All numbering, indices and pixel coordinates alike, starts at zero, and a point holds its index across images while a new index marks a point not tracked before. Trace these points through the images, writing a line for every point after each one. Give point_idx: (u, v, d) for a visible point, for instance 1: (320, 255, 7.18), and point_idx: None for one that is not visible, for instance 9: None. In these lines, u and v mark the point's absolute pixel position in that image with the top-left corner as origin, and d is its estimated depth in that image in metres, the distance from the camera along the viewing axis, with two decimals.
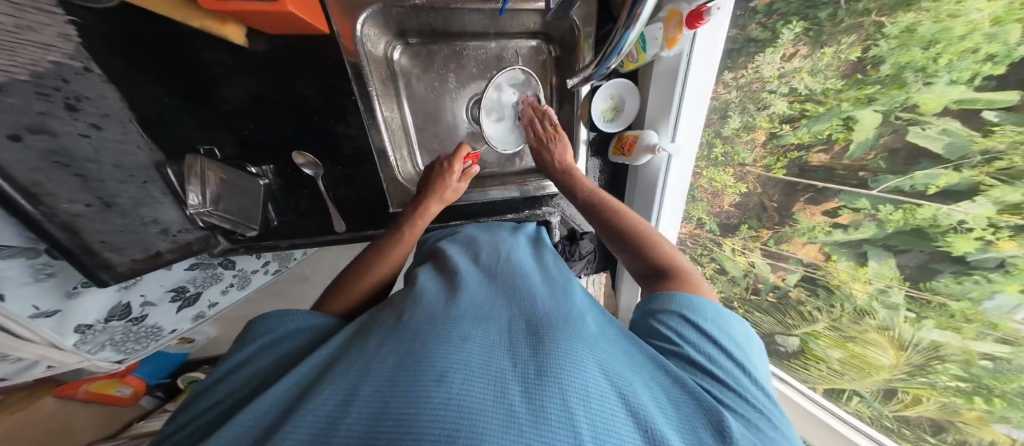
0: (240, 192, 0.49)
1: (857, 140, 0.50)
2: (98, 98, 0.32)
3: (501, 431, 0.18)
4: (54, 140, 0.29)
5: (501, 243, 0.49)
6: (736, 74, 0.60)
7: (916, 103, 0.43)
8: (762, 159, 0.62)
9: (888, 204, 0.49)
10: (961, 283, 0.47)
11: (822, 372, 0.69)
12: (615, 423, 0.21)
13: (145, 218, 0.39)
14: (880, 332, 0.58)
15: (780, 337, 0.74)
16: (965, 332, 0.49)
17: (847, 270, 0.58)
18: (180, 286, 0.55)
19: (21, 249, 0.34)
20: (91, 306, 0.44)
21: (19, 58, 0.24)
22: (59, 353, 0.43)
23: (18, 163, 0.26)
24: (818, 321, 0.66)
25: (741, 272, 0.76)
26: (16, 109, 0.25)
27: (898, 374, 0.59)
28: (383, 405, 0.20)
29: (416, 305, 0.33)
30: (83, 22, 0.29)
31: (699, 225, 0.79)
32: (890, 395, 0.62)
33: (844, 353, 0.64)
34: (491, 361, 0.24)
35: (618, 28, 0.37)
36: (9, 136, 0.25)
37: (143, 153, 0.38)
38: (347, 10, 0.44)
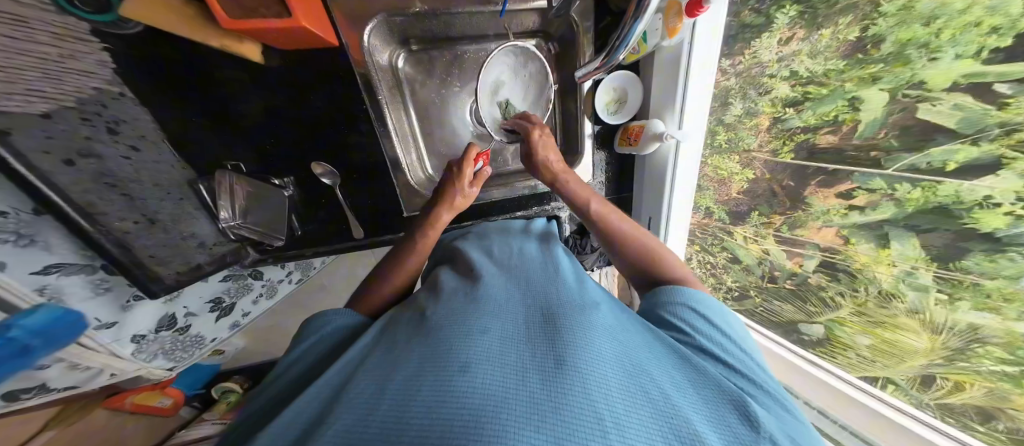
0: (266, 204, 0.52)
1: (865, 120, 0.47)
2: (132, 120, 0.36)
3: (527, 419, 0.20)
4: (101, 163, 0.33)
5: (513, 242, 0.51)
6: (733, 61, 0.60)
7: (922, 80, 0.41)
8: (768, 144, 0.60)
9: (905, 183, 0.46)
10: (993, 259, 0.41)
11: (850, 360, 0.61)
12: (635, 411, 0.22)
13: (184, 234, 0.43)
14: (911, 317, 0.51)
15: (802, 326, 0.67)
16: (1004, 313, 0.43)
17: (869, 253, 0.53)
18: (217, 297, 0.59)
19: (80, 266, 0.38)
20: (143, 317, 0.48)
21: (64, 85, 0.29)
22: (117, 361, 0.47)
23: (72, 185, 0.30)
24: (841, 307, 0.60)
25: (755, 260, 0.71)
26: (65, 134, 0.30)
27: (936, 359, 0.51)
28: (414, 394, 0.22)
29: (435, 303, 0.35)
30: (112, 47, 0.33)
31: (707, 215, 0.78)
32: (928, 380, 0.53)
33: (874, 340, 0.57)
34: (511, 354, 0.26)
35: (628, 19, 0.39)
36: (63, 161, 0.29)
37: (176, 171, 0.43)
38: (353, 21, 0.47)
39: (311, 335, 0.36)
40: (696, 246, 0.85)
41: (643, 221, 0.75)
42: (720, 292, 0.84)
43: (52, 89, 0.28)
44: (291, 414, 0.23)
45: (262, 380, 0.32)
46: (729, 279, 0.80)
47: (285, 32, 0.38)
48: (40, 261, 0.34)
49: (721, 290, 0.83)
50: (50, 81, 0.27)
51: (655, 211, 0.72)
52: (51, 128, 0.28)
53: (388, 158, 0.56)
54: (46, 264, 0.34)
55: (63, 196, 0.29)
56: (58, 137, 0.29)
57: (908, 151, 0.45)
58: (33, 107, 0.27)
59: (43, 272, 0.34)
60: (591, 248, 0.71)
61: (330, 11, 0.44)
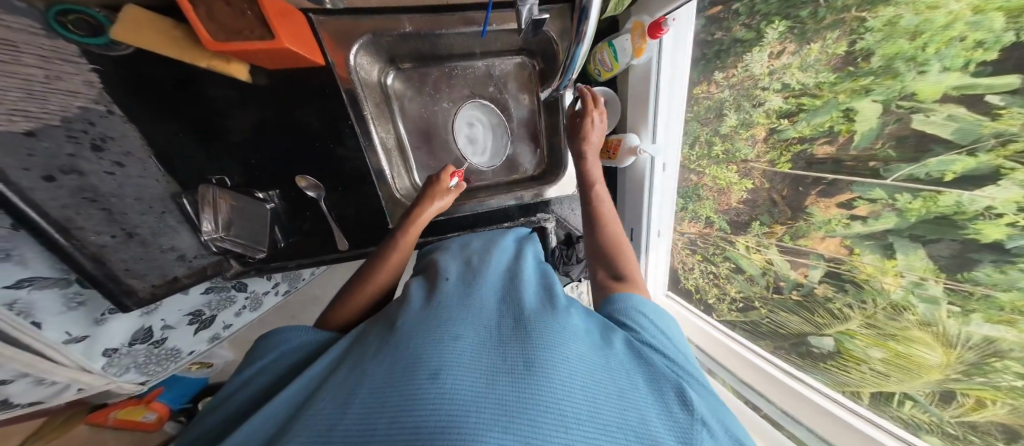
0: (249, 217, 0.51)
1: (861, 131, 0.47)
2: (120, 137, 0.37)
3: (493, 418, 0.19)
4: (83, 179, 0.33)
5: (489, 250, 0.50)
6: (725, 74, 0.62)
7: (912, 91, 0.41)
8: (766, 154, 0.60)
9: (904, 193, 0.45)
10: (1005, 272, 0.39)
11: (864, 375, 0.57)
12: (604, 409, 0.22)
13: (164, 246, 0.43)
14: (924, 329, 0.48)
15: (811, 338, 0.63)
16: (1019, 325, 0.39)
17: (874, 263, 0.51)
18: (197, 310, 0.58)
19: (53, 281, 0.38)
20: (117, 330, 0.47)
21: (51, 105, 0.29)
22: (86, 375, 0.46)
23: (51, 201, 0.30)
24: (851, 319, 0.57)
25: (759, 270, 0.69)
26: (49, 152, 0.30)
27: (953, 374, 0.47)
28: (378, 405, 0.21)
29: (408, 312, 0.34)
30: (101, 68, 0.33)
31: (708, 224, 0.77)
32: (946, 396, 0.48)
33: (887, 354, 0.53)
34: (483, 356, 0.26)
35: (570, 44, 0.40)
36: (42, 176, 0.29)
37: (160, 185, 0.44)
38: (339, 41, 0.48)
39: (280, 352, 0.35)
40: (697, 255, 0.83)
41: (625, 232, 0.75)
42: (724, 305, 0.80)
43: (38, 110, 0.28)
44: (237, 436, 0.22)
45: (218, 398, 0.31)
46: (732, 289, 0.77)
47: (267, 54, 0.38)
48: (13, 276, 0.33)
49: (725, 301, 0.80)
50: (34, 101, 0.28)
51: (636, 223, 0.71)
52: (36, 147, 0.29)
53: (374, 172, 0.56)
54: (18, 278, 0.34)
55: (41, 212, 0.29)
56: (39, 155, 0.29)
57: (907, 161, 0.44)
58: (17, 126, 0.27)
59: (15, 287, 0.34)
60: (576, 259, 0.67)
61: (318, 33, 0.45)
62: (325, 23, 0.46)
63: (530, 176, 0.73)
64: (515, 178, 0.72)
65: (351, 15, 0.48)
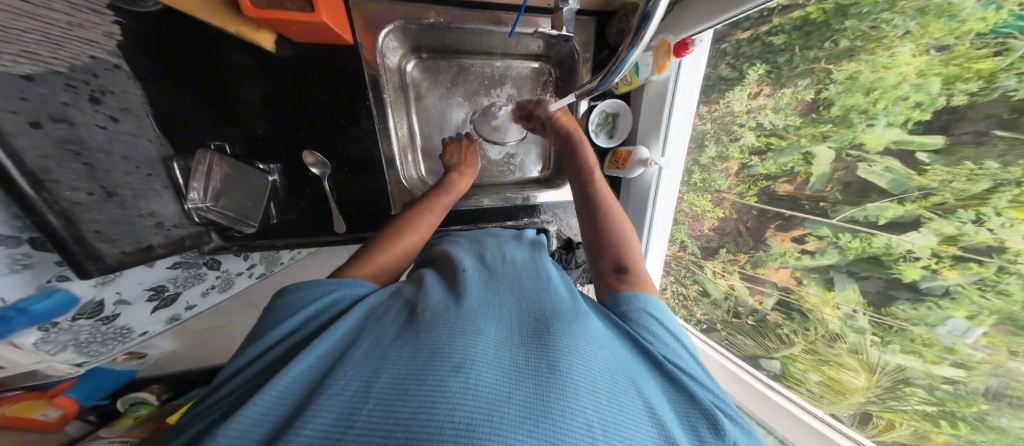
0: (243, 187, 0.48)
1: (816, 173, 0.53)
2: (121, 92, 0.34)
3: (519, 421, 0.20)
4: (73, 130, 0.30)
5: (503, 247, 0.50)
6: (709, 108, 0.67)
7: (861, 142, 0.47)
8: (737, 187, 0.65)
9: (846, 232, 0.51)
10: (916, 309, 0.47)
11: (802, 395, 0.64)
12: (626, 420, 0.23)
13: (143, 211, 0.37)
14: (853, 356, 0.56)
15: (762, 361, 0.70)
16: (926, 356, 0.48)
17: (817, 294, 0.58)
18: (160, 285, 0.51)
19: (2, 238, 0.32)
20: (62, 301, 0.40)
21: (63, 51, 0.28)
22: (12, 353, 0.37)
23: (31, 149, 0.26)
24: (796, 344, 0.64)
25: (722, 294, 0.75)
26: (43, 97, 0.27)
27: (870, 397, 0.55)
28: (402, 391, 0.21)
29: (428, 300, 0.33)
30: (123, 20, 0.33)
31: (682, 248, 0.82)
32: (864, 418, 0.56)
33: (822, 377, 0.60)
34: (505, 355, 0.26)
35: (623, 48, 0.39)
36: (30, 122, 0.26)
37: (154, 146, 0.39)
38: (372, 27, 0.49)
39: (272, 338, 0.30)
40: (670, 277, 0.88)
41: None
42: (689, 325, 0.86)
43: (47, 54, 0.27)
44: (249, 419, 0.21)
45: (214, 381, 0.28)
46: (698, 311, 0.83)
47: (304, 25, 0.37)
48: None
49: (691, 322, 0.86)
50: (48, 45, 0.26)
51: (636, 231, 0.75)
52: (28, 90, 0.26)
53: (386, 160, 0.55)
54: None
55: (15, 158, 0.25)
56: (33, 100, 0.26)
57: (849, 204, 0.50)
58: (19, 67, 0.25)
59: None
60: (576, 263, 0.70)
61: (351, 12, 0.47)
62: (362, 5, 0.48)
63: (536, 178, 0.74)
64: (523, 178, 0.73)
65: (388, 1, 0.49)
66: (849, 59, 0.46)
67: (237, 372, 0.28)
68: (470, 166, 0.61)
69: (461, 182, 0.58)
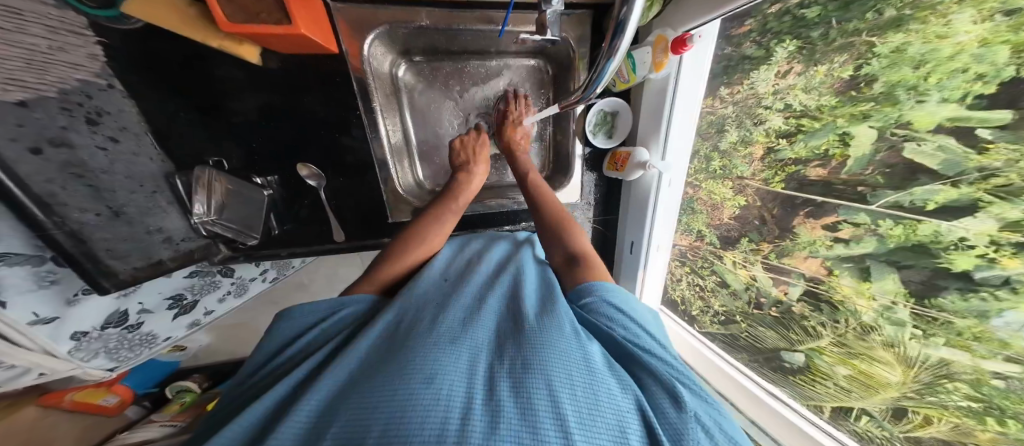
0: (243, 201, 0.49)
1: (854, 156, 0.46)
2: (116, 112, 0.36)
3: (486, 424, 0.21)
4: (73, 152, 0.32)
5: (489, 254, 0.52)
6: (731, 90, 0.61)
7: (909, 120, 0.40)
8: (760, 173, 0.59)
9: (888, 218, 0.44)
10: (967, 300, 0.39)
11: (828, 389, 0.58)
12: (589, 416, 0.23)
13: (151, 228, 0.40)
14: (888, 350, 0.49)
15: (783, 353, 0.64)
16: (974, 351, 0.40)
17: (851, 285, 0.51)
18: (178, 294, 0.54)
19: (27, 257, 0.35)
20: (89, 313, 0.44)
21: (48, 76, 0.29)
22: (51, 361, 0.42)
23: (35, 175, 0.28)
24: (823, 337, 0.57)
25: (742, 285, 0.69)
26: (40, 122, 0.29)
27: (907, 392, 0.48)
28: (372, 404, 0.23)
29: (409, 313, 0.36)
30: (110, 43, 0.35)
31: (698, 237, 0.76)
32: (898, 412, 0.50)
33: (851, 372, 0.54)
34: (472, 364, 0.28)
35: (603, 54, 0.37)
36: (29, 149, 0.28)
37: (155, 164, 0.41)
38: (356, 29, 0.47)
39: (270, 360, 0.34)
40: (686, 267, 0.81)
41: (626, 245, 0.75)
42: (706, 317, 0.79)
43: (34, 80, 0.28)
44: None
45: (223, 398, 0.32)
46: (716, 303, 0.76)
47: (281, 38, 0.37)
48: None
49: (707, 314, 0.79)
50: (32, 71, 0.27)
51: (638, 235, 0.71)
52: (26, 117, 0.28)
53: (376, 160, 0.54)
54: None
55: (20, 184, 0.27)
56: (29, 126, 0.28)
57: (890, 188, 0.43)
58: (9, 95, 0.26)
59: None
60: None
61: (333, 19, 0.45)
62: (344, 10, 0.45)
63: None
64: None
65: (371, 4, 0.46)
66: (896, 30, 0.39)
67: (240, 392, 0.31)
68: (477, 168, 0.58)
69: (471, 185, 0.57)
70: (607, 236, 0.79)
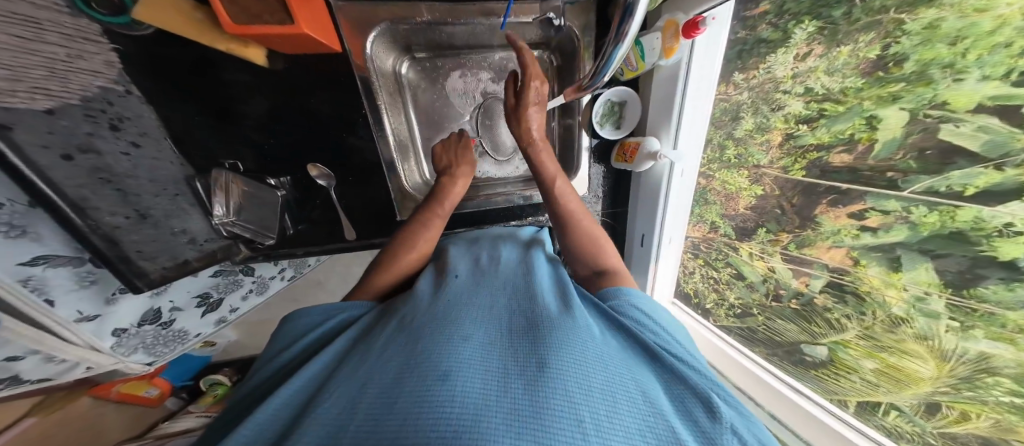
0: (259, 203, 0.51)
1: (881, 140, 0.44)
2: (135, 117, 0.38)
3: (506, 422, 0.21)
4: (100, 159, 0.33)
5: (494, 252, 0.53)
6: (747, 75, 0.57)
7: (944, 100, 0.37)
8: (779, 161, 0.56)
9: (921, 205, 0.42)
10: (1012, 289, 0.37)
11: (855, 384, 0.56)
12: (618, 414, 0.23)
13: (175, 229, 0.42)
14: (920, 342, 0.47)
15: (805, 347, 0.62)
16: (1019, 344, 0.37)
17: (880, 275, 0.48)
18: (205, 292, 0.57)
19: (68, 259, 0.38)
20: (126, 311, 0.46)
21: (70, 83, 0.29)
22: (94, 355, 0.46)
23: (66, 180, 0.30)
24: (848, 330, 0.55)
25: (760, 278, 0.66)
26: (65, 130, 0.30)
27: (941, 387, 0.46)
28: (391, 403, 0.22)
29: (418, 311, 0.36)
30: (123, 48, 0.36)
31: (713, 228, 0.73)
32: (931, 408, 0.48)
33: (879, 365, 0.52)
34: (491, 362, 0.27)
35: (609, 42, 0.39)
36: (61, 156, 0.30)
37: (176, 168, 0.43)
38: (358, 27, 0.47)
39: (283, 361, 0.35)
40: (700, 259, 0.78)
41: (635, 238, 0.74)
42: (721, 310, 0.77)
43: (58, 88, 0.28)
44: (254, 428, 0.24)
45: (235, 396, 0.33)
46: (731, 295, 0.74)
47: (286, 38, 0.37)
48: (30, 252, 0.34)
49: (722, 307, 0.77)
50: (55, 79, 0.28)
51: (648, 228, 0.70)
52: (54, 125, 0.29)
53: (384, 161, 0.55)
54: (35, 254, 0.34)
55: (55, 190, 0.29)
56: (58, 134, 0.29)
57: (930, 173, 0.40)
58: (38, 104, 0.27)
59: (30, 264, 0.34)
60: None
61: (336, 18, 0.45)
62: (346, 9, 0.45)
63: None
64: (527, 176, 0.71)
65: (372, 1, 0.46)
66: (929, 4, 0.36)
67: (255, 388, 0.32)
68: (462, 170, 0.58)
69: (453, 188, 0.57)
70: (616, 229, 0.78)
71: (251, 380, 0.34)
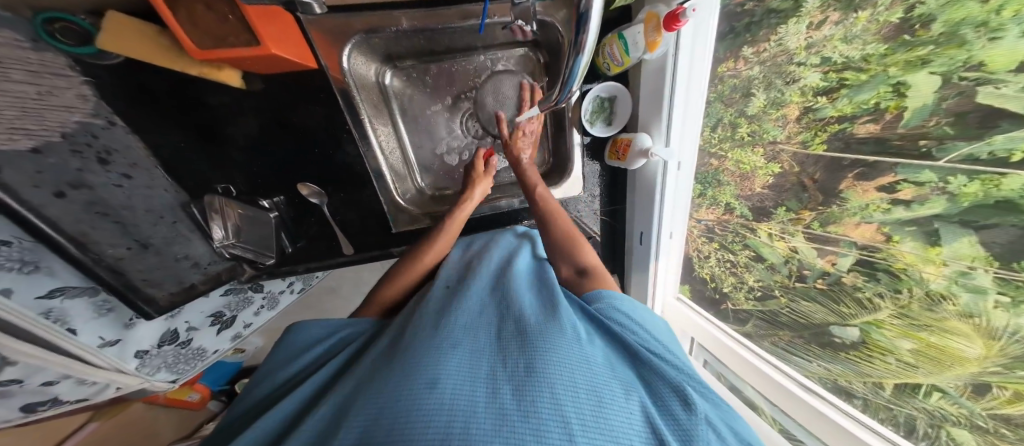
0: (256, 223, 0.56)
1: (913, 107, 0.38)
2: (125, 150, 0.41)
3: (493, 425, 0.21)
4: (93, 193, 0.37)
5: (486, 256, 0.53)
6: (755, 49, 0.52)
7: (981, 61, 0.32)
8: (797, 136, 0.50)
9: (959, 174, 0.36)
10: None
11: (890, 366, 0.50)
12: (603, 409, 0.24)
13: (179, 255, 0.48)
14: (964, 321, 0.40)
15: (834, 328, 0.55)
16: None
17: (914, 252, 0.42)
18: (218, 312, 0.61)
19: (83, 289, 0.41)
20: (145, 334, 0.51)
21: (47, 120, 0.31)
22: (122, 376, 0.50)
23: (65, 218, 0.34)
24: (881, 309, 0.48)
25: (780, 259, 0.59)
26: (57, 167, 0.33)
27: (991, 367, 0.39)
28: (379, 412, 0.23)
29: (408, 323, 0.36)
30: (99, 79, 0.37)
31: (727, 210, 0.66)
32: (980, 389, 0.41)
33: (918, 345, 0.45)
34: (479, 367, 0.27)
35: (570, 51, 0.34)
36: (53, 193, 0.33)
37: (170, 194, 0.48)
38: (332, 40, 0.46)
39: (279, 381, 0.36)
40: (714, 243, 0.72)
41: (635, 236, 0.72)
42: (740, 293, 0.70)
43: (35, 127, 0.30)
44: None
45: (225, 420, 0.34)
46: (751, 278, 0.67)
47: (255, 59, 0.37)
48: (46, 286, 0.37)
49: (742, 290, 0.69)
50: (30, 118, 0.29)
51: (646, 225, 0.67)
52: (42, 163, 0.31)
53: (372, 172, 0.56)
54: (51, 288, 0.37)
55: (55, 228, 0.33)
56: (48, 171, 0.32)
57: (969, 139, 0.34)
58: (19, 144, 0.29)
59: (47, 296, 0.37)
60: None
61: (307, 33, 0.44)
62: (315, 22, 0.44)
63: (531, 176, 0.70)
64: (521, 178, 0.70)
65: (346, 13, 0.45)
66: None
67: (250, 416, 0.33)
68: (469, 194, 0.57)
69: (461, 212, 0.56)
70: (615, 227, 0.76)
71: (246, 400, 0.36)
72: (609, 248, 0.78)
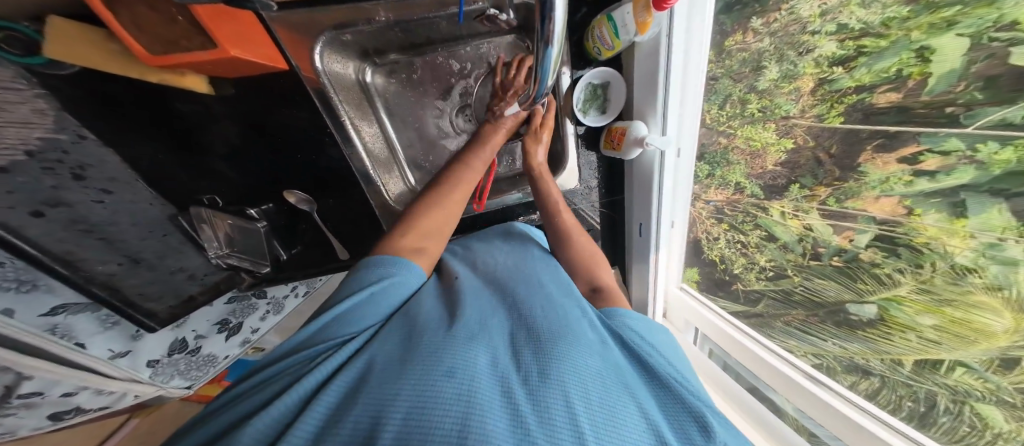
0: (246, 233, 0.59)
1: (937, 73, 0.34)
2: (100, 163, 0.41)
3: (509, 424, 0.21)
4: (73, 210, 0.39)
5: (494, 254, 0.53)
6: (765, 20, 0.48)
7: (1015, 20, 0.28)
8: (812, 108, 0.47)
9: (990, 141, 0.32)
10: None
11: (909, 343, 0.47)
12: (620, 424, 0.23)
13: (173, 268, 0.52)
14: (993, 294, 0.38)
15: (851, 305, 0.52)
16: None
17: (939, 225, 0.39)
18: (224, 319, 0.64)
19: (83, 305, 0.45)
20: (154, 344, 0.55)
21: (6, 139, 0.32)
22: (138, 385, 0.54)
23: (45, 236, 0.37)
24: (902, 284, 0.45)
25: (793, 237, 0.56)
26: (28, 187, 0.35)
27: (1016, 341, 0.36)
28: (394, 394, 0.23)
29: (422, 311, 0.36)
30: (58, 91, 0.35)
31: (737, 190, 0.63)
32: (1006, 363, 0.38)
33: (940, 321, 0.43)
34: (494, 364, 0.27)
35: (538, 43, 0.31)
36: (30, 213, 0.35)
37: (155, 208, 0.50)
38: (302, 38, 0.44)
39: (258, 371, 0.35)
40: (723, 224, 0.69)
41: (634, 228, 0.70)
42: (751, 274, 0.67)
43: None
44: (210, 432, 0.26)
45: None
46: (762, 258, 0.64)
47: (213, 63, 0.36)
48: (47, 304, 0.40)
49: (753, 271, 0.66)
50: None
51: (645, 217, 0.66)
52: (10, 183, 0.33)
53: (359, 174, 0.55)
54: (52, 306, 0.41)
55: (36, 247, 0.36)
56: (20, 191, 0.34)
57: (1000, 103, 0.31)
58: None
59: (51, 313, 0.41)
60: None
61: (272, 31, 0.41)
62: (279, 19, 0.41)
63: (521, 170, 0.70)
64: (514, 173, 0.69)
65: (307, 7, 0.42)
66: None
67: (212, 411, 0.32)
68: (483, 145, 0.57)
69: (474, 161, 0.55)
70: (616, 219, 0.74)
71: None
72: (611, 239, 0.77)
